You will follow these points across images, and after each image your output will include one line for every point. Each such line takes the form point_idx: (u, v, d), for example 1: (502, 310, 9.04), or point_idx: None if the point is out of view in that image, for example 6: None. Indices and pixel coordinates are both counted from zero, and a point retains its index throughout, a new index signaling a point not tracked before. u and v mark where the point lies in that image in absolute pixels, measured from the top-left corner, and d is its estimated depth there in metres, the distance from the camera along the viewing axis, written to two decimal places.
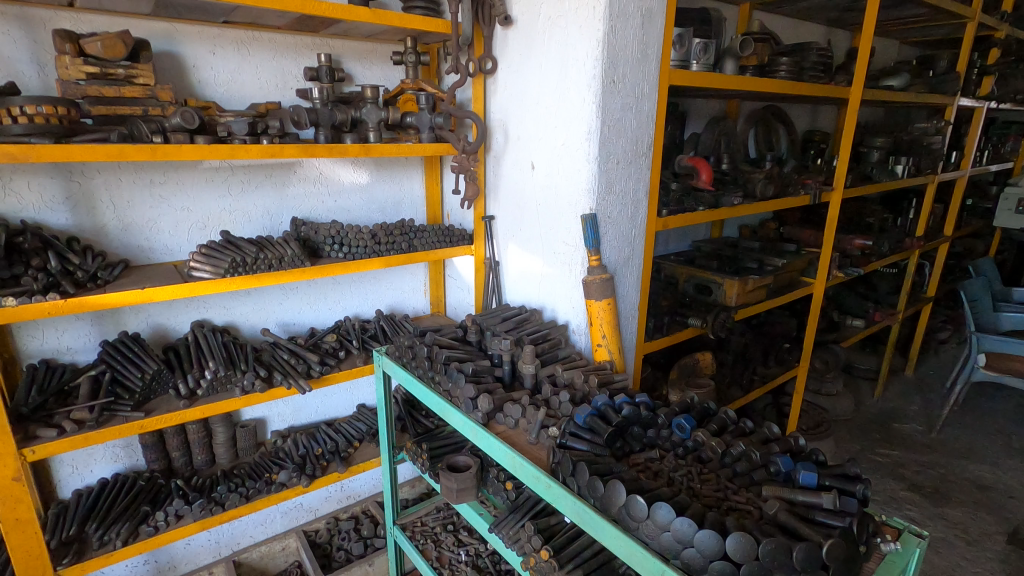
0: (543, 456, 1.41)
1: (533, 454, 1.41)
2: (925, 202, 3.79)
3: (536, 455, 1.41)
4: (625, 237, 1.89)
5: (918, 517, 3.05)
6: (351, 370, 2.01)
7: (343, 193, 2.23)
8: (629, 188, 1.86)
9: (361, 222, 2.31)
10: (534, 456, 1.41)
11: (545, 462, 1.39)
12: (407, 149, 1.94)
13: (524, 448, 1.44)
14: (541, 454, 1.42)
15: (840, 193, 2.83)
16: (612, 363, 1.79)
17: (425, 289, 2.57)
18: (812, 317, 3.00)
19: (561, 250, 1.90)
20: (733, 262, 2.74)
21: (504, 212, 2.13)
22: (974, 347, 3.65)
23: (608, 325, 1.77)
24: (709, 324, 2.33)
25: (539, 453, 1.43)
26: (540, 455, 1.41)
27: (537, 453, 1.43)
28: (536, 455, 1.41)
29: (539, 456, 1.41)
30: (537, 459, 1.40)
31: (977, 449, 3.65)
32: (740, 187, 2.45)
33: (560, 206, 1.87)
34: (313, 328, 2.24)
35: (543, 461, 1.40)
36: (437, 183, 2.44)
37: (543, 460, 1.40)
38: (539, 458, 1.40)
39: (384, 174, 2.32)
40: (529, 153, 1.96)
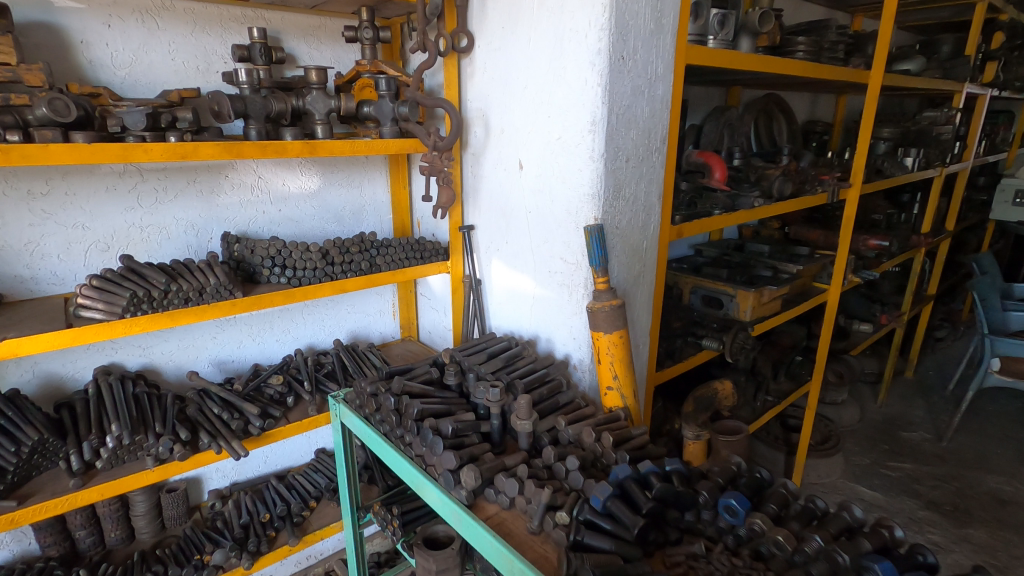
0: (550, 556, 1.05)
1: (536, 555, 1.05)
2: (931, 196, 3.56)
3: (540, 556, 1.05)
4: (635, 250, 1.55)
5: (942, 542, 2.80)
6: (302, 421, 1.62)
7: (288, 201, 1.84)
8: (640, 191, 1.51)
9: (312, 234, 1.92)
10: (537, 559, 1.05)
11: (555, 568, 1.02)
12: (365, 147, 1.55)
13: (523, 543, 1.08)
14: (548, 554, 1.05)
15: (857, 189, 2.54)
16: (625, 409, 1.44)
17: (394, 310, 2.19)
18: (826, 327, 2.71)
19: (559, 268, 1.54)
20: (744, 270, 2.42)
21: (485, 221, 1.77)
22: (987, 350, 3.43)
23: (620, 363, 1.42)
24: (727, 346, 2.01)
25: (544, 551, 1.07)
26: (547, 555, 1.05)
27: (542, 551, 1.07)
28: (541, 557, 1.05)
29: (545, 559, 1.04)
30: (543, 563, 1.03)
31: (991, 458, 3.43)
32: (756, 185, 2.13)
33: (555, 214, 1.51)
34: (256, 365, 1.84)
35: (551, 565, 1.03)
36: (405, 187, 2.06)
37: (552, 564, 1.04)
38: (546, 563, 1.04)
39: (339, 176, 1.93)
40: (515, 150, 1.59)
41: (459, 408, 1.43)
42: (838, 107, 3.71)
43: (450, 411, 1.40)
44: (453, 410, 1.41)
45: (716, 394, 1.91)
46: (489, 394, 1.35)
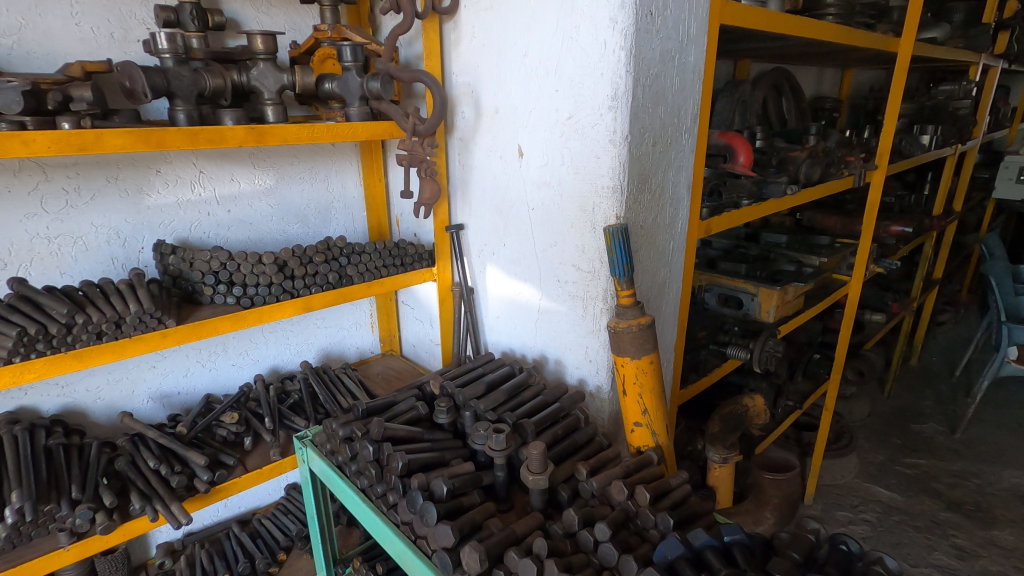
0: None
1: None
2: (944, 176, 3.35)
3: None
4: (660, 252, 1.29)
5: (968, 546, 2.64)
6: (261, 469, 1.34)
7: (238, 199, 1.53)
8: (668, 181, 1.24)
9: (271, 238, 1.62)
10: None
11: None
12: (327, 132, 1.25)
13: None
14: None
15: (882, 171, 2.31)
16: (657, 449, 1.18)
17: (372, 322, 1.90)
18: (847, 322, 2.49)
19: (570, 278, 1.27)
20: (764, 265, 2.17)
21: (478, 219, 1.49)
22: (1003, 339, 3.28)
23: (651, 395, 1.16)
24: (755, 355, 1.77)
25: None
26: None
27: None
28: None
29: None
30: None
31: (1007, 451, 3.28)
32: (782, 170, 1.87)
33: (565, 212, 1.23)
34: (208, 396, 1.54)
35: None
36: (379, 179, 1.76)
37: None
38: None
39: (300, 168, 1.63)
40: (513, 134, 1.31)
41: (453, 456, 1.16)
42: (845, 82, 3.46)
43: (442, 461, 1.13)
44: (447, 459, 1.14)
45: (747, 411, 1.67)
46: (492, 442, 1.08)
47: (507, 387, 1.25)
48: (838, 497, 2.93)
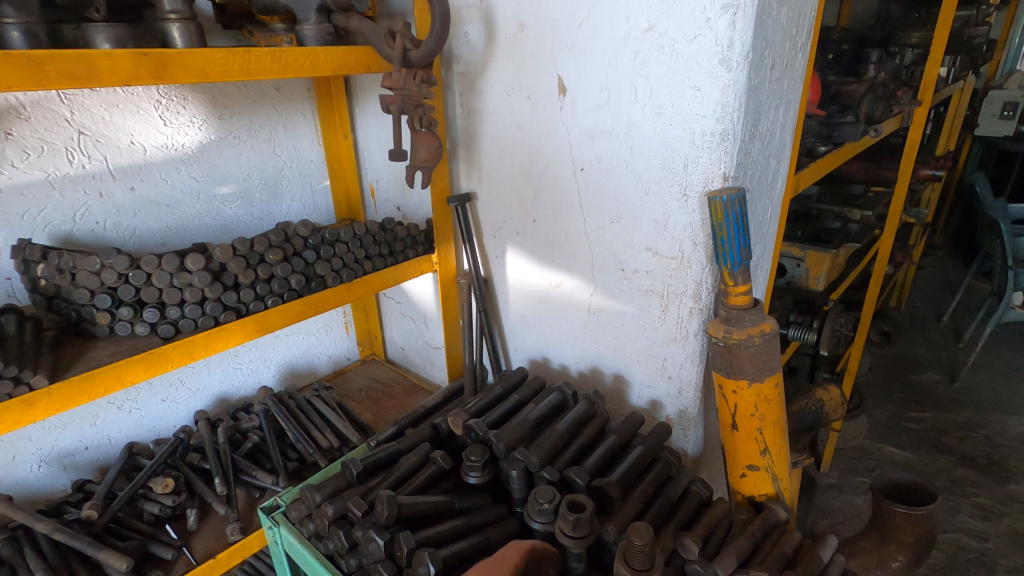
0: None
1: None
2: (950, 113, 3.10)
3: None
4: (760, 222, 0.93)
5: (991, 504, 2.52)
6: (214, 558, 0.93)
7: (145, 171, 1.07)
8: (776, 123, 0.87)
9: (200, 223, 1.17)
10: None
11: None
12: (271, 63, 0.81)
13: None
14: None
15: (927, 106, 1.99)
16: (779, 499, 0.86)
17: (347, 322, 1.49)
18: (874, 279, 2.20)
19: (642, 266, 0.90)
20: (804, 223, 1.85)
21: (493, 186, 1.09)
22: (1010, 284, 3.17)
23: (773, 429, 0.83)
24: (823, 338, 1.48)
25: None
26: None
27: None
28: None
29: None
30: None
31: (1007, 397, 3.22)
32: (843, 108, 1.52)
33: (637, 172, 0.85)
34: (131, 448, 1.12)
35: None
36: (345, 136, 1.31)
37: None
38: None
39: (233, 123, 1.17)
40: (549, 62, 0.90)
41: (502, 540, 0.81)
42: None
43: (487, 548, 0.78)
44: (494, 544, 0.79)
45: (820, 407, 1.37)
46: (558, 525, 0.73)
47: (563, 426, 0.89)
48: (853, 461, 2.77)
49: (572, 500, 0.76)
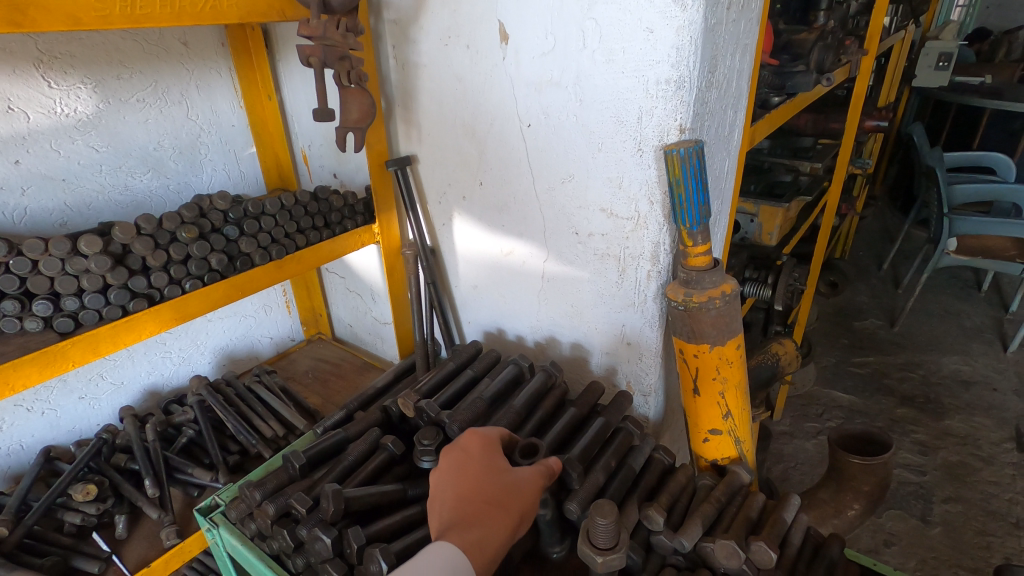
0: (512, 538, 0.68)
1: (482, 528, 0.62)
2: (892, 65, 3.15)
3: (472, 546, 0.60)
4: (717, 177, 0.89)
5: (928, 440, 2.68)
6: (149, 566, 0.86)
7: (31, 142, 0.93)
8: (733, 70, 0.82)
9: (105, 200, 1.04)
10: (483, 525, 0.62)
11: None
12: (162, 8, 0.69)
13: (487, 472, 0.67)
14: (527, 513, 0.65)
15: (872, 57, 1.99)
16: (742, 464, 0.84)
17: (287, 302, 1.39)
18: (823, 231, 2.24)
19: (597, 228, 0.85)
20: (757, 177, 1.83)
21: (435, 147, 1.00)
22: (946, 231, 3.28)
23: (735, 392, 0.80)
24: (777, 293, 1.48)
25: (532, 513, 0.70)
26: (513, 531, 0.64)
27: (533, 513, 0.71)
28: (486, 530, 0.62)
29: (488, 539, 0.61)
30: (476, 549, 0.60)
31: (941, 338, 3.40)
32: (795, 57, 1.48)
33: (589, 127, 0.79)
34: (47, 453, 1.01)
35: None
36: (269, 97, 1.18)
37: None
38: (474, 560, 0.59)
39: (135, 83, 1.03)
40: (488, 6, 0.81)
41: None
42: None
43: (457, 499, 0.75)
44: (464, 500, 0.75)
45: (776, 361, 1.38)
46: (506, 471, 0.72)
47: (521, 402, 0.84)
48: (802, 408, 2.87)
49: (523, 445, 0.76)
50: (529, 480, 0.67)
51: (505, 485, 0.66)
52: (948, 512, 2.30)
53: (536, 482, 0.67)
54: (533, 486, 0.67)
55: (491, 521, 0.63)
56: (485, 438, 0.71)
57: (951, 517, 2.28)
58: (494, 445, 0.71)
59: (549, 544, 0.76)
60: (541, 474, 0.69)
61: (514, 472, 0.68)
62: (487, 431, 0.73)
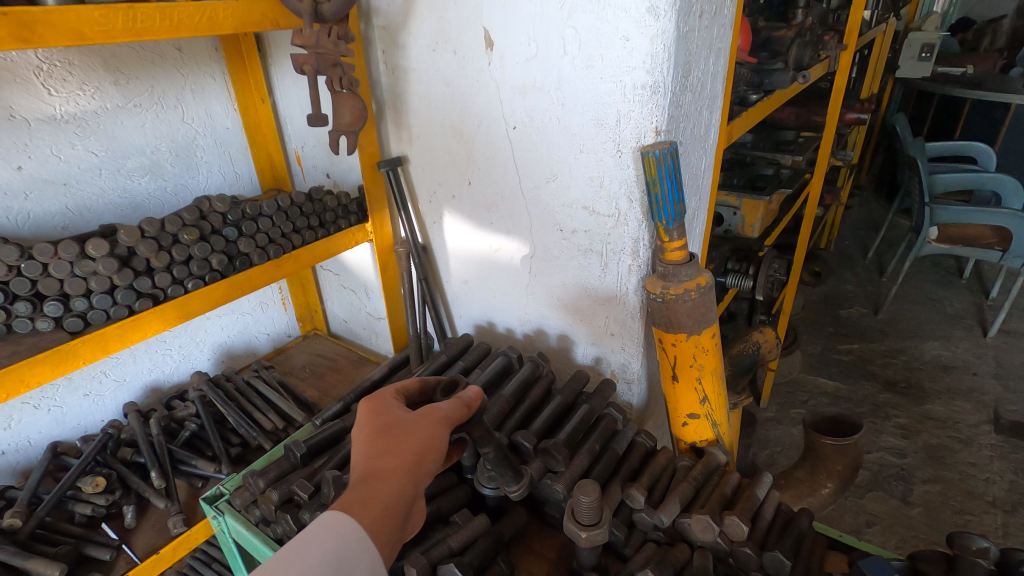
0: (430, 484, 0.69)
1: (377, 483, 0.63)
2: (874, 57, 3.20)
3: (360, 503, 0.61)
4: (694, 175, 0.93)
5: (909, 423, 2.76)
6: (158, 554, 0.90)
7: (33, 148, 0.96)
8: (707, 73, 0.86)
9: (104, 203, 1.07)
10: (373, 479, 0.64)
11: (391, 540, 0.62)
12: (161, 21, 0.73)
13: (377, 426, 0.69)
14: (425, 454, 0.67)
15: (851, 51, 2.04)
16: (720, 446, 0.89)
17: (283, 299, 1.42)
18: (806, 222, 2.30)
19: (580, 225, 0.89)
20: (740, 171, 1.87)
21: (424, 147, 1.04)
22: (927, 220, 3.34)
23: (711, 377, 0.85)
24: (758, 283, 1.53)
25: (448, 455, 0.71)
26: (414, 475, 0.66)
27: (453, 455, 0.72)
28: (381, 484, 0.63)
29: (378, 494, 0.62)
30: (364, 504, 0.61)
31: (924, 325, 3.48)
32: (774, 54, 1.51)
33: (570, 130, 0.83)
34: (54, 448, 1.05)
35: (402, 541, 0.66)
36: (262, 100, 1.21)
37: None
38: (363, 518, 0.60)
39: (131, 88, 1.06)
40: (474, 13, 0.85)
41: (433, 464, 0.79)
42: None
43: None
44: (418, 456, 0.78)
45: (757, 349, 1.43)
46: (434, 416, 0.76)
47: (510, 391, 0.89)
48: (788, 395, 2.94)
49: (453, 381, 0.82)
50: (420, 424, 0.69)
51: (398, 437, 0.67)
52: (928, 492, 2.38)
53: (427, 425, 0.69)
54: (426, 426, 0.68)
55: (386, 473, 0.64)
56: (380, 397, 0.73)
57: (931, 497, 2.36)
58: (389, 401, 0.73)
59: (507, 487, 0.75)
60: (436, 413, 0.70)
61: (407, 420, 0.69)
62: (385, 390, 0.75)
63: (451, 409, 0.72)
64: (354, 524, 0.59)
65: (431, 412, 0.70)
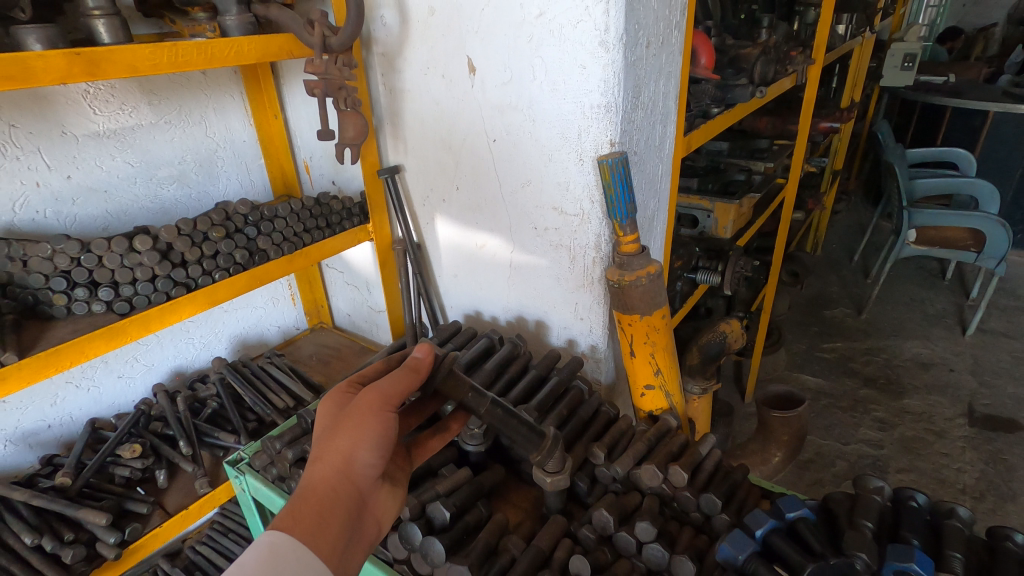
0: (376, 476, 0.70)
1: (312, 491, 0.65)
2: (851, 68, 3.34)
3: (294, 516, 0.63)
4: (652, 179, 1.08)
5: (887, 417, 2.88)
6: (187, 509, 1.04)
7: (80, 160, 1.11)
8: (658, 93, 1.01)
9: (137, 208, 1.21)
10: (305, 489, 0.66)
11: (333, 539, 0.63)
12: (198, 55, 0.88)
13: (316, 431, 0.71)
14: (354, 450, 0.68)
15: (819, 65, 2.19)
16: (674, 413, 1.03)
17: (292, 295, 1.57)
18: (782, 224, 2.43)
19: (552, 223, 1.04)
20: (714, 177, 2.01)
21: (418, 157, 1.19)
22: (906, 223, 3.48)
23: (664, 352, 0.99)
24: (726, 279, 1.67)
25: (391, 440, 0.71)
26: (345, 473, 0.68)
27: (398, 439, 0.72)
28: (314, 492, 0.65)
29: (309, 505, 0.64)
30: (295, 515, 0.63)
31: (905, 324, 3.61)
32: (739, 71, 1.64)
33: (541, 142, 0.98)
34: (93, 423, 1.20)
35: (365, 535, 0.68)
36: (275, 116, 1.36)
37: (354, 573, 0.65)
38: (296, 528, 0.62)
39: (162, 107, 1.21)
40: (459, 44, 1.00)
41: (429, 438, 0.87)
42: None
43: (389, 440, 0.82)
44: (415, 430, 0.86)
45: (724, 339, 1.57)
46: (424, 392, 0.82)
47: (491, 366, 1.04)
48: None
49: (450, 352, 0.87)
50: (350, 421, 0.69)
51: (333, 440, 0.68)
52: (902, 481, 2.51)
53: (356, 421, 0.69)
54: (350, 419, 0.69)
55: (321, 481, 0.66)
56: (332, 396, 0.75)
57: (904, 485, 2.49)
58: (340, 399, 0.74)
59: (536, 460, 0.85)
60: (363, 402, 0.71)
61: (345, 417, 0.70)
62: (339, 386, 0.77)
63: (383, 395, 0.72)
64: (287, 534, 0.61)
65: (364, 404, 0.71)
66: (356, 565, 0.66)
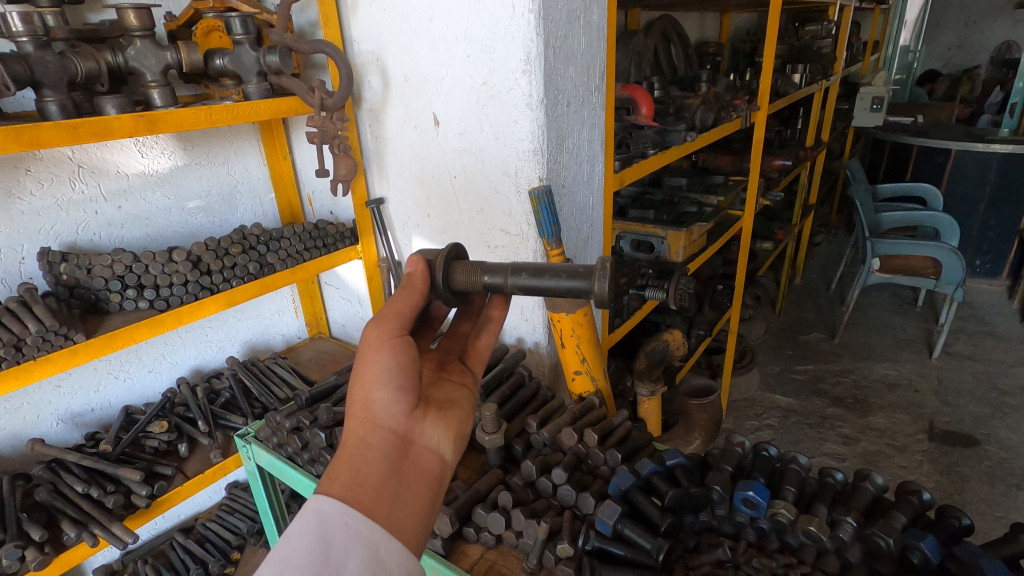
0: (405, 414, 0.75)
1: (348, 451, 0.71)
2: (813, 112, 3.61)
3: (339, 475, 0.70)
4: (583, 208, 1.35)
5: (852, 433, 3.06)
6: (204, 473, 1.29)
7: (128, 193, 1.40)
8: (583, 140, 1.28)
9: (171, 234, 1.50)
10: (344, 446, 0.72)
11: (377, 486, 0.69)
12: (226, 113, 1.17)
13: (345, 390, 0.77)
14: (371, 397, 0.73)
15: (765, 110, 2.45)
16: (598, 394, 1.27)
17: (296, 307, 1.83)
18: (742, 251, 2.66)
19: (500, 242, 1.30)
20: (668, 209, 2.25)
21: (399, 192, 1.46)
22: (870, 253, 3.71)
23: (587, 344, 1.21)
24: (671, 295, 1.90)
25: (404, 376, 0.75)
26: (371, 421, 0.73)
27: (412, 371, 0.75)
28: (350, 451, 0.71)
29: (347, 464, 0.70)
30: (334, 474, 0.70)
31: (875, 348, 3.81)
32: (680, 118, 1.89)
33: (489, 178, 1.25)
34: (129, 407, 1.45)
35: (415, 471, 0.73)
36: (285, 158, 1.66)
37: (416, 510, 0.71)
38: (342, 487, 0.68)
39: (195, 151, 1.51)
40: (427, 104, 1.28)
41: (480, 338, 0.95)
42: None
43: (440, 365, 0.90)
44: (467, 339, 0.95)
45: (666, 346, 1.76)
46: (440, 294, 0.82)
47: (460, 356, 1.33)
48: (745, 409, 3.26)
49: (454, 249, 0.87)
50: (360, 375, 0.74)
51: (354, 395, 0.74)
52: None
53: (362, 372, 0.73)
54: (359, 364, 0.74)
55: (354, 438, 0.72)
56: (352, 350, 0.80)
57: None
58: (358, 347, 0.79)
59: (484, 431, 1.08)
60: (366, 346, 0.75)
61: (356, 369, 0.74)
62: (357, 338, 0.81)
63: (378, 332, 0.75)
64: (329, 494, 0.68)
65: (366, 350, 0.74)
66: (415, 499, 0.72)
